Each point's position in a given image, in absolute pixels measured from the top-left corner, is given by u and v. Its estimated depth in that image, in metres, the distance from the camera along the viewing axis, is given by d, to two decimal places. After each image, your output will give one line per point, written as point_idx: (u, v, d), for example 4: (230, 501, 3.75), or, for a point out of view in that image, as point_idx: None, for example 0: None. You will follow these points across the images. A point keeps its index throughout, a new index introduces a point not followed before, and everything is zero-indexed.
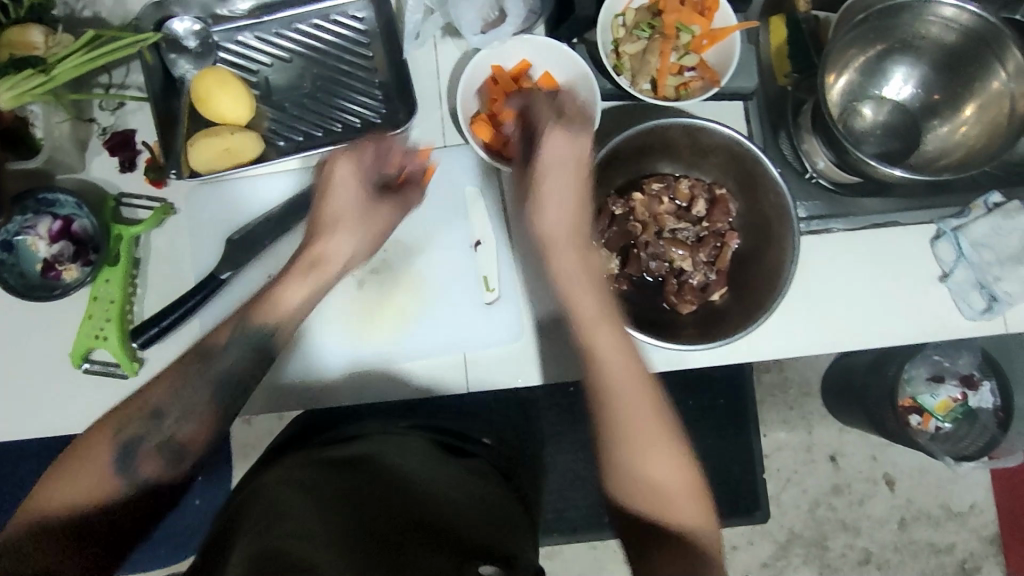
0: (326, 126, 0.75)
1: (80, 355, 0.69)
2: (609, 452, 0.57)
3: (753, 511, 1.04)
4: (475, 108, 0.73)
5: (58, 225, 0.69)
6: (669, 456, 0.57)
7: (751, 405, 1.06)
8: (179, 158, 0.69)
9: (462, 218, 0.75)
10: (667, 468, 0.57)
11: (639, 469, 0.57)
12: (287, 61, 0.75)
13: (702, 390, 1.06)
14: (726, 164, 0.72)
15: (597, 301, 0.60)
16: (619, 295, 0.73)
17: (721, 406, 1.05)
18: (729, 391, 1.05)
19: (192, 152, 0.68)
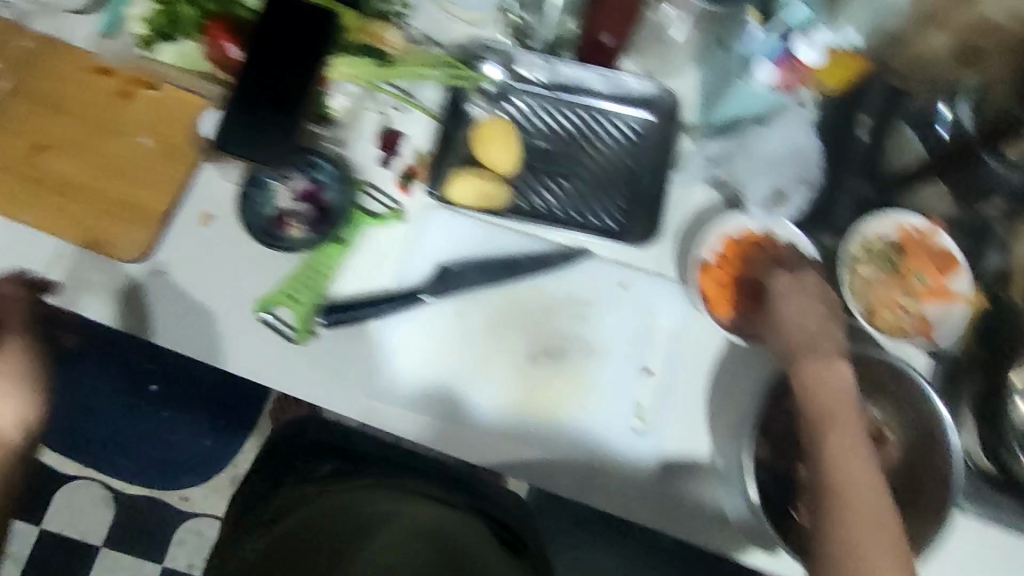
0: (566, 208, 0.79)
1: (268, 304, 0.72)
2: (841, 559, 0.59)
3: None
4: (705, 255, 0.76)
5: (309, 187, 0.73)
6: None
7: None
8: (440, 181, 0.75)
9: (647, 344, 0.77)
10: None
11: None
12: (559, 138, 0.80)
13: None
14: (904, 415, 0.73)
15: (865, 474, 0.62)
16: (784, 479, 0.71)
17: None
18: None
19: (454, 183, 0.74)
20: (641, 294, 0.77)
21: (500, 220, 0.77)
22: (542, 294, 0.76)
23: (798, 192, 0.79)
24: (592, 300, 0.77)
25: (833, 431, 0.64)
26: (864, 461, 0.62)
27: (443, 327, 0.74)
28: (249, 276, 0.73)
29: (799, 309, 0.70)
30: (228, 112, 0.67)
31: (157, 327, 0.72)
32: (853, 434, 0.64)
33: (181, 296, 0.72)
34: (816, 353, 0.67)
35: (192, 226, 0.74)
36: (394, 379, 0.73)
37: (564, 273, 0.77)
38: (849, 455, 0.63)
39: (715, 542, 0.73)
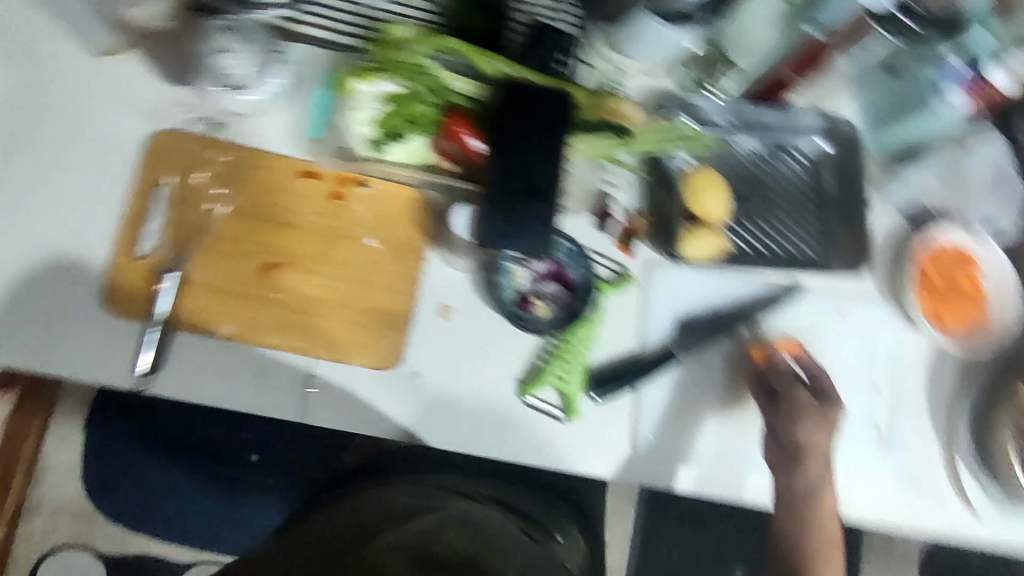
0: (768, 245, 0.82)
1: (533, 388, 0.73)
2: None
3: None
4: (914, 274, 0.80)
5: (549, 267, 0.73)
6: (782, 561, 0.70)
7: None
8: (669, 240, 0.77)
9: (875, 363, 0.81)
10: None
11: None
12: (745, 177, 0.84)
13: None
14: None
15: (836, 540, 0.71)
16: None
17: None
18: None
19: (689, 240, 0.76)
20: (857, 317, 0.81)
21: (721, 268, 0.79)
22: (775, 333, 0.79)
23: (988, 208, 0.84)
24: (816, 333, 0.80)
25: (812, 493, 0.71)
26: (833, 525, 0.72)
27: (697, 381, 0.77)
28: (501, 364, 0.74)
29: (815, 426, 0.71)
30: (491, 212, 0.66)
31: (423, 426, 0.73)
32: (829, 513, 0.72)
33: (438, 395, 0.73)
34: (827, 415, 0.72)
35: (435, 322, 0.74)
36: (663, 444, 0.75)
37: (790, 309, 0.80)
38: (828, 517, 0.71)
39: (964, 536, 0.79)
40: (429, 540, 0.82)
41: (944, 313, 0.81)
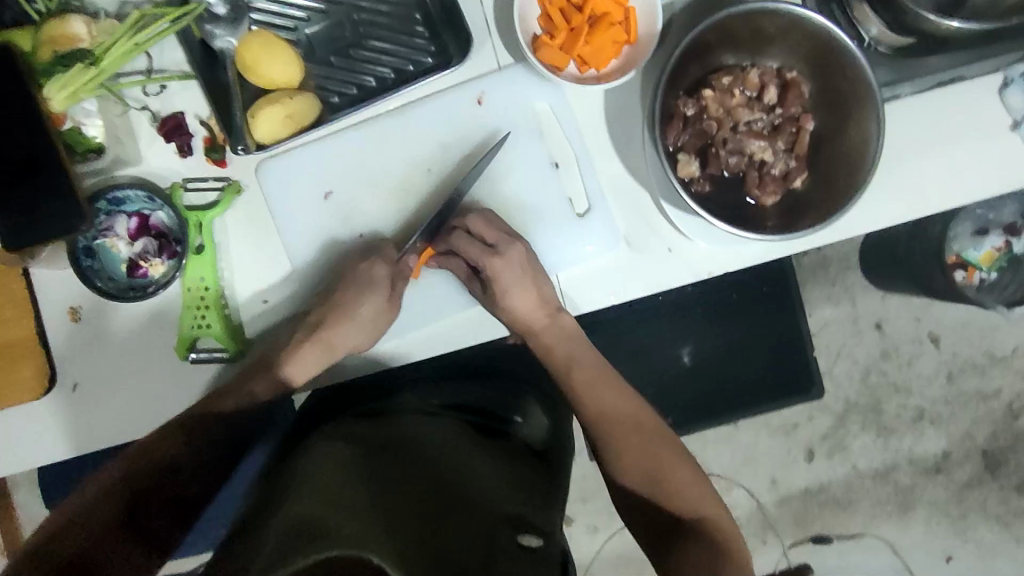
0: (376, 72, 0.73)
1: (186, 346, 0.69)
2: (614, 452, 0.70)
3: (814, 390, 1.06)
4: (531, 30, 0.70)
5: (135, 222, 0.69)
6: (612, 393, 0.72)
7: (799, 287, 1.05)
8: (243, 133, 0.68)
9: (538, 140, 0.72)
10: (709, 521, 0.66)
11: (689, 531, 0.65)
12: (322, 12, 0.72)
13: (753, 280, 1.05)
14: (797, 45, 0.70)
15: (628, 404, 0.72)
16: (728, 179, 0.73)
17: (771, 294, 1.05)
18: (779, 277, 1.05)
19: (253, 123, 0.66)
20: (499, 101, 0.72)
21: (339, 124, 0.71)
22: (419, 162, 0.72)
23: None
24: (464, 136, 0.72)
25: (570, 371, 0.73)
26: (623, 393, 0.73)
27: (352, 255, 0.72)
28: (153, 335, 0.71)
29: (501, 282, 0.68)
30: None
31: (112, 426, 0.71)
32: (612, 387, 0.73)
33: (109, 394, 0.71)
34: (522, 272, 0.69)
35: (67, 328, 0.71)
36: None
37: (424, 129, 0.72)
38: (612, 396, 0.72)
39: (696, 269, 0.74)
40: (318, 479, 0.56)
41: (584, 47, 0.69)
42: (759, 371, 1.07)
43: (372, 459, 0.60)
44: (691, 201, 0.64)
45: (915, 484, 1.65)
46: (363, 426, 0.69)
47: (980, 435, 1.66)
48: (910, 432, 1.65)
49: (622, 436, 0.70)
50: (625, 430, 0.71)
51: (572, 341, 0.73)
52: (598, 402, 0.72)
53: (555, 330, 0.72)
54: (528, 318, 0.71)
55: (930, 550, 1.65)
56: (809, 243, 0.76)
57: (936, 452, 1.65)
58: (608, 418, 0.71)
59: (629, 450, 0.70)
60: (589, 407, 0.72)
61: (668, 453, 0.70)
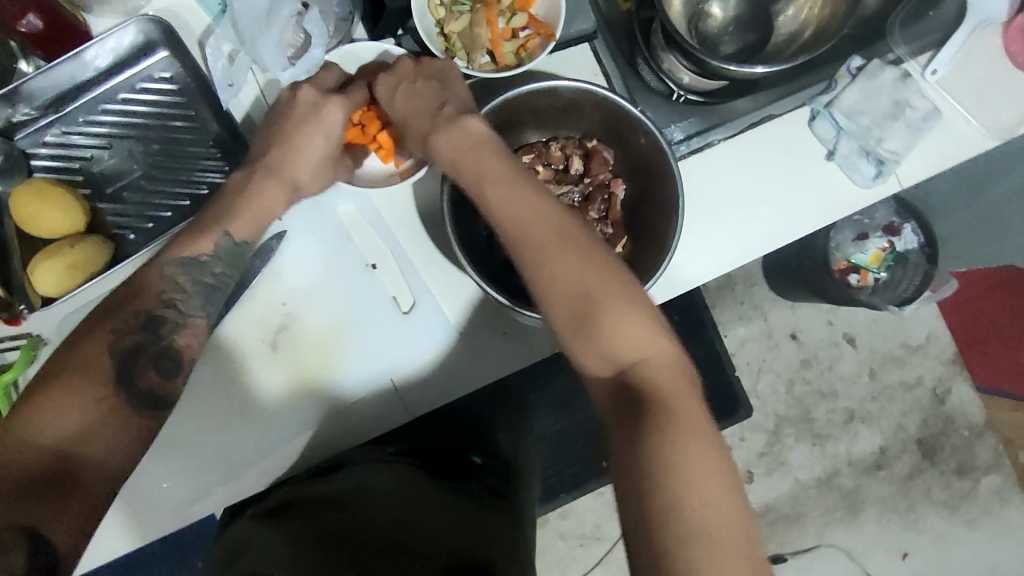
0: (174, 202, 0.70)
1: None
2: (653, 374, 0.52)
3: (744, 410, 1.14)
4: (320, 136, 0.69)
5: None
6: (639, 331, 0.53)
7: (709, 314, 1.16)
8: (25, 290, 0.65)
9: (347, 243, 0.71)
10: (701, 444, 0.48)
11: (662, 475, 0.46)
12: (109, 148, 0.70)
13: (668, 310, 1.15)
14: (589, 115, 0.70)
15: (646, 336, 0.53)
16: None
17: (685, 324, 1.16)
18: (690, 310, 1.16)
19: (35, 280, 0.64)
20: (301, 213, 0.70)
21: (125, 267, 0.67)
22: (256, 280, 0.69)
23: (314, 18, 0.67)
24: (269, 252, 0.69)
25: (562, 261, 0.55)
26: (606, 279, 0.54)
27: (199, 384, 0.69)
28: None
29: (506, 195, 0.58)
30: None
31: None
32: (609, 284, 0.54)
33: None
34: (439, 120, 0.63)
35: None
36: (192, 467, 0.69)
37: None
38: (626, 324, 0.53)
39: (537, 348, 0.72)
40: None
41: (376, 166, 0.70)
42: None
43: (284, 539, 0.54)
44: (493, 291, 0.61)
45: (859, 486, 1.60)
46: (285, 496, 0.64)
47: (911, 426, 1.62)
48: (844, 435, 1.61)
49: (561, 327, 0.54)
50: (613, 326, 0.53)
51: (545, 219, 0.57)
52: (566, 280, 0.54)
53: (503, 175, 0.60)
54: (512, 209, 0.58)
55: (886, 549, 1.59)
56: None
57: (872, 450, 1.61)
58: (571, 307, 0.54)
59: (662, 384, 0.52)
60: (572, 327, 0.54)
61: (668, 377, 0.52)
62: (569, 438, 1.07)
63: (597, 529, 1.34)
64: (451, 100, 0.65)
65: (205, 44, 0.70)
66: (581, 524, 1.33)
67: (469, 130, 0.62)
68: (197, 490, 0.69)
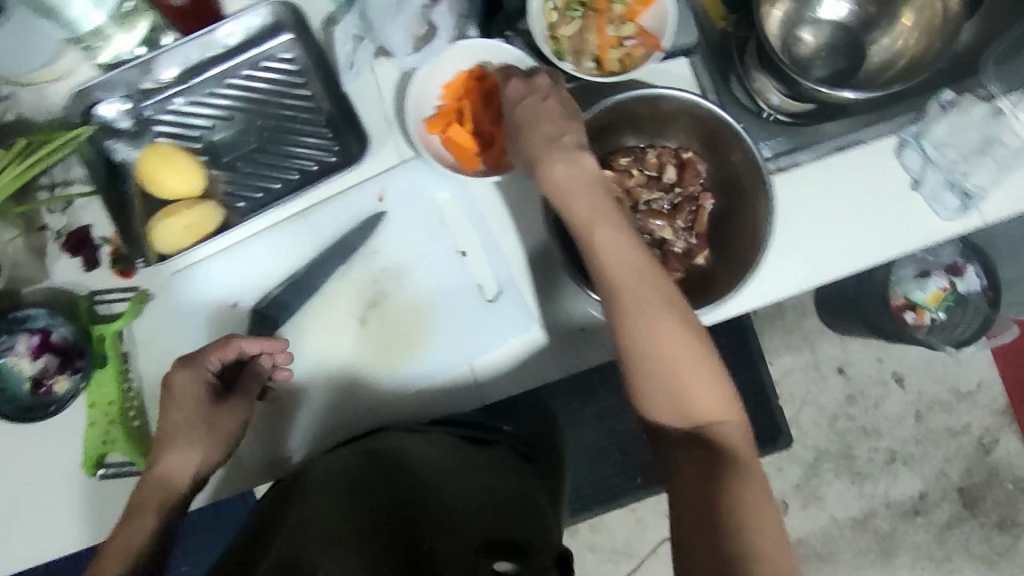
0: (283, 176, 0.74)
1: (93, 463, 0.68)
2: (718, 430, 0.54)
3: (784, 439, 1.14)
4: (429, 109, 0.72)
5: (37, 340, 0.67)
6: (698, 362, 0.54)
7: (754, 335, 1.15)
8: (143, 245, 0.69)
9: (440, 228, 0.74)
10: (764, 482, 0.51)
11: (729, 526, 0.48)
12: (227, 119, 0.74)
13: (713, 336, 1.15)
14: (688, 127, 0.72)
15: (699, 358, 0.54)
16: None
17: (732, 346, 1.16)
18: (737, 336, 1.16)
19: (158, 236, 0.68)
20: (399, 193, 0.74)
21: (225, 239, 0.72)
22: (354, 256, 0.73)
23: (443, 10, 0.71)
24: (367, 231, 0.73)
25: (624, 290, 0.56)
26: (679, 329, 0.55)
27: (287, 353, 0.72)
28: (59, 451, 0.69)
29: (610, 246, 0.57)
30: None
31: (19, 552, 0.69)
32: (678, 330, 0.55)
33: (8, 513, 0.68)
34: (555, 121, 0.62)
35: None
36: (277, 428, 0.72)
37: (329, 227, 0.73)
38: (683, 341, 0.54)
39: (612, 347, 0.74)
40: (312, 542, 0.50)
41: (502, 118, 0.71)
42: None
43: (338, 501, 0.57)
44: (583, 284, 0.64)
45: (895, 530, 1.56)
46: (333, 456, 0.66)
47: (954, 473, 1.58)
48: (884, 476, 1.58)
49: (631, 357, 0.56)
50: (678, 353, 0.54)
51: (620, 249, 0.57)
52: (631, 321, 0.55)
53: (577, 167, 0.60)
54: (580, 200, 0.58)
55: None
56: (718, 317, 0.76)
57: (913, 495, 1.58)
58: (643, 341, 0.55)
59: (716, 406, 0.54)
60: (639, 374, 0.55)
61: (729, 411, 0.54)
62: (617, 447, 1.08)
63: (629, 543, 1.34)
64: (573, 133, 0.62)
65: (326, 30, 0.74)
66: (613, 537, 1.34)
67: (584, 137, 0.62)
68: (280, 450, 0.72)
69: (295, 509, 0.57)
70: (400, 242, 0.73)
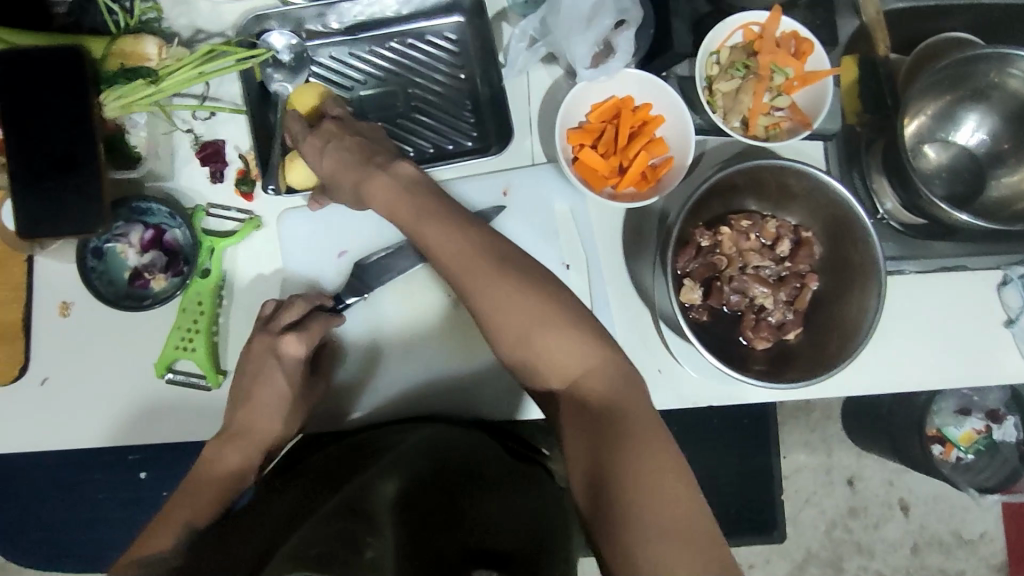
0: (416, 146, 0.76)
1: (165, 365, 0.69)
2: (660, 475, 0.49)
3: (777, 534, 1.09)
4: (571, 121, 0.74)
5: (150, 234, 0.70)
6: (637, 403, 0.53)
7: (776, 427, 1.10)
8: (276, 172, 0.71)
9: (552, 236, 0.75)
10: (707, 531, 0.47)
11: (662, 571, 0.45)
12: (380, 80, 0.76)
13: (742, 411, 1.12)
14: (814, 207, 0.73)
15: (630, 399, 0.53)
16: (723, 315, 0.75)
17: (751, 429, 1.10)
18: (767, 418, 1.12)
19: (286, 171, 0.69)
20: (522, 191, 0.75)
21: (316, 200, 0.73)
22: None
23: (627, 36, 0.70)
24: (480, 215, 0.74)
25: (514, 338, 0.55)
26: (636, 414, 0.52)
27: (370, 315, 0.73)
28: (137, 345, 0.71)
29: (500, 295, 0.55)
30: (20, 199, 0.63)
31: (72, 429, 0.70)
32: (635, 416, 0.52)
33: (79, 389, 0.71)
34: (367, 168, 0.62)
35: (56, 321, 0.71)
36: (344, 383, 0.73)
37: None
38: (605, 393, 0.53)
39: (683, 395, 0.74)
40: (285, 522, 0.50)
41: (641, 151, 0.72)
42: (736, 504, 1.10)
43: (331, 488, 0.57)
44: (687, 326, 0.65)
45: None
46: (354, 442, 0.67)
47: None
48: None
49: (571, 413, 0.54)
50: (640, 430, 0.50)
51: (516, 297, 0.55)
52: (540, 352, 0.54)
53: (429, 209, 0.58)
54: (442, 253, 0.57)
55: None
56: (789, 395, 0.77)
57: None
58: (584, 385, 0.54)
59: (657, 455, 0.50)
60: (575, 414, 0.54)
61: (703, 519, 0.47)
62: None
63: None
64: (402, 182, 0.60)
65: (496, 24, 0.76)
66: None
67: (400, 172, 0.61)
68: (341, 405, 0.73)
69: (293, 493, 0.57)
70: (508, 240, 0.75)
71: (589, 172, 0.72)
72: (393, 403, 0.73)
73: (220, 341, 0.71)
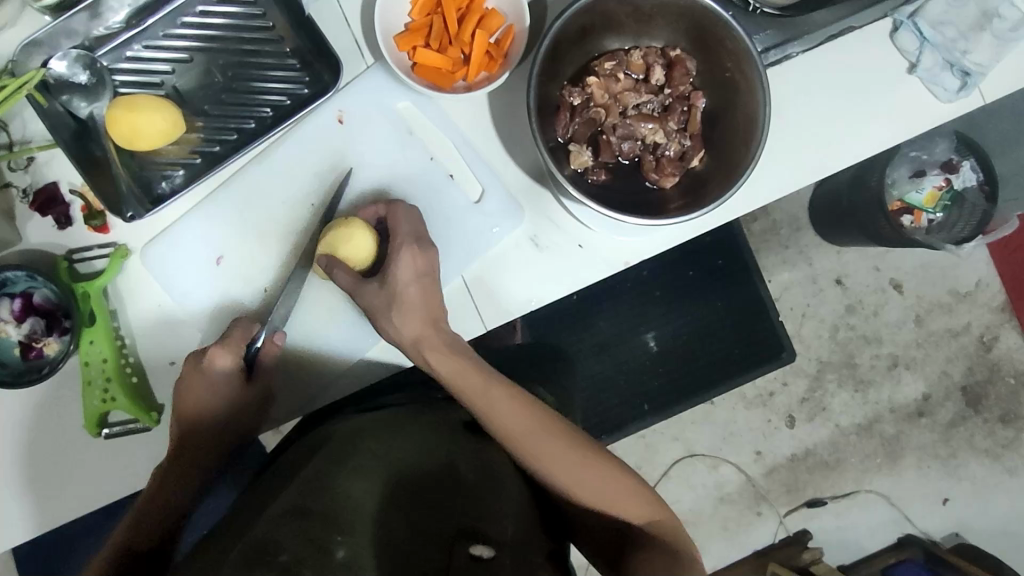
0: (256, 115, 0.71)
1: (95, 423, 0.67)
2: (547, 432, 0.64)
3: (784, 354, 1.11)
4: (394, 26, 0.68)
5: (20, 303, 0.66)
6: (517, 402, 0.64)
7: (752, 257, 1.07)
8: (132, 200, 0.68)
9: (425, 153, 0.71)
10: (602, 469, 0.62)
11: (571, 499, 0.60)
12: (188, 61, 0.70)
13: (705, 255, 1.07)
14: (673, 22, 0.68)
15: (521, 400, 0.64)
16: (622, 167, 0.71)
17: (728, 267, 1.07)
18: (731, 251, 1.08)
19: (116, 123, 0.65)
20: (377, 118, 0.70)
21: (180, 204, 0.70)
22: (340, 186, 0.70)
23: None
24: (341, 157, 0.71)
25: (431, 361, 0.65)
26: (570, 448, 0.62)
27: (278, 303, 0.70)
28: (62, 414, 0.68)
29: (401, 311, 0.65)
30: None
31: (34, 516, 0.69)
32: (568, 445, 0.62)
33: (22, 478, 0.68)
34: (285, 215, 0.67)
35: None
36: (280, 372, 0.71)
37: (300, 159, 0.70)
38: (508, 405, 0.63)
39: (611, 260, 0.72)
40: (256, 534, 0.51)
41: (476, 31, 0.67)
42: (728, 344, 1.09)
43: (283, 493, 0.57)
44: (575, 191, 0.62)
45: (901, 433, 1.46)
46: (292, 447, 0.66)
47: (956, 373, 1.48)
48: (887, 382, 1.47)
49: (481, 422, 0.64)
50: (581, 468, 0.61)
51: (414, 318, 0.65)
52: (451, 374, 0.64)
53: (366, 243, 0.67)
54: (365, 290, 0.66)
55: (925, 497, 1.45)
56: (715, 221, 0.75)
57: (915, 397, 1.47)
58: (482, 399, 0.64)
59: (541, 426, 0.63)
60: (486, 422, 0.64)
61: (655, 514, 0.62)
62: (619, 372, 1.07)
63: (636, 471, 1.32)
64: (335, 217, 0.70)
65: None
66: None
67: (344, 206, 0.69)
68: (288, 394, 0.72)
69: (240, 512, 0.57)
70: (383, 174, 0.71)
71: (435, 72, 0.68)
72: (331, 375, 0.71)
73: (138, 380, 0.69)
